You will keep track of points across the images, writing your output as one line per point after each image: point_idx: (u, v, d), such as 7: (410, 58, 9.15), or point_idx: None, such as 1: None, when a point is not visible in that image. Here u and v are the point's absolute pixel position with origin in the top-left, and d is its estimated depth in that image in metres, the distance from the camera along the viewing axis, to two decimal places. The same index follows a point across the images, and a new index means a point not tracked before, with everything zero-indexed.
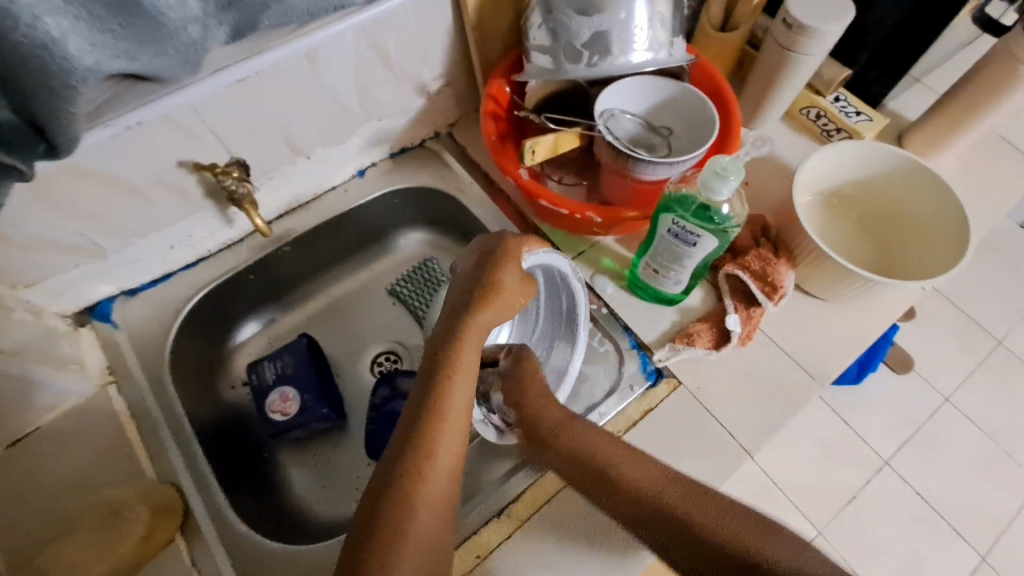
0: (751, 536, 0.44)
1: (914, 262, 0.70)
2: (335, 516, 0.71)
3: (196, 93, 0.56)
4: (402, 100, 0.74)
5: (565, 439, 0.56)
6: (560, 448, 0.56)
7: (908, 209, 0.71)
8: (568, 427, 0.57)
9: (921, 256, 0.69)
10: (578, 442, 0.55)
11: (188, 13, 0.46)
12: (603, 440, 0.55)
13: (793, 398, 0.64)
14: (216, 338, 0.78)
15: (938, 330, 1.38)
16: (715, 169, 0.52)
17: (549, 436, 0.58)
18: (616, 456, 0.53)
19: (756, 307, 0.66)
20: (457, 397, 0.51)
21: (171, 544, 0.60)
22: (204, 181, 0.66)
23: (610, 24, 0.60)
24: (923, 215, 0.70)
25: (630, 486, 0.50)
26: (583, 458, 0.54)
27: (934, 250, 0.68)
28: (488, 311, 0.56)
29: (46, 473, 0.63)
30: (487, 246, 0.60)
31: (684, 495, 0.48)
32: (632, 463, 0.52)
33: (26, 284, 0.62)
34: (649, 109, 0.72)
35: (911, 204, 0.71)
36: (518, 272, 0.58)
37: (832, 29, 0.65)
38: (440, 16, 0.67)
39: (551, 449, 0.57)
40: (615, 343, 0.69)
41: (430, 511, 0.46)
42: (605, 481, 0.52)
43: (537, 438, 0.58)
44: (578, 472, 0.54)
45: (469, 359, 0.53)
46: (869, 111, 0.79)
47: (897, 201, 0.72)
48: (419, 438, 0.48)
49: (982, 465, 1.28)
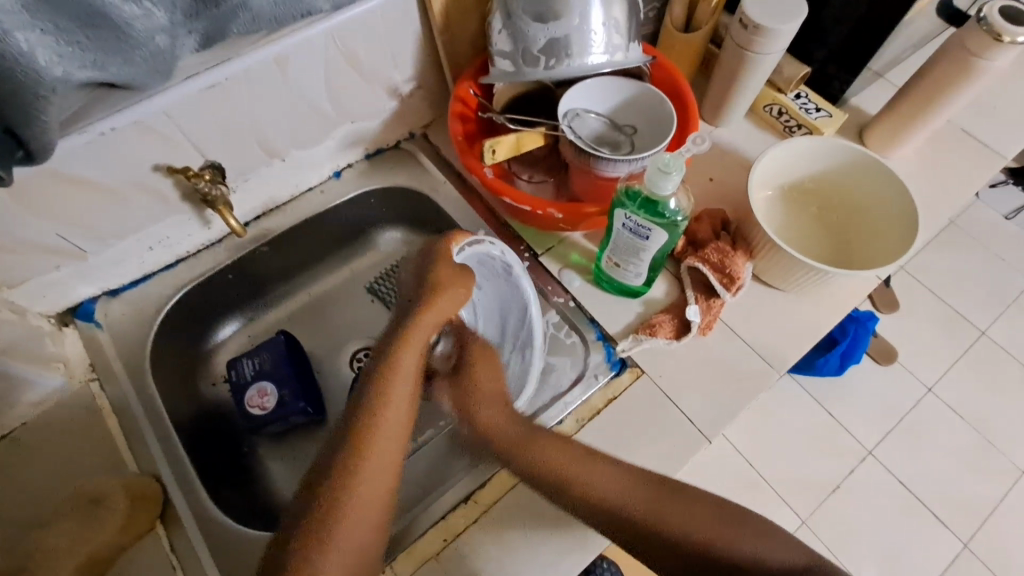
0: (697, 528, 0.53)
1: (871, 243, 0.73)
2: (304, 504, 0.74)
3: (170, 98, 0.59)
4: (373, 103, 0.77)
5: (551, 459, 0.59)
6: (502, 443, 0.63)
7: (858, 194, 0.74)
8: (605, 486, 0.56)
9: (876, 236, 0.72)
10: (638, 501, 0.55)
11: (154, 24, 0.49)
12: (611, 483, 0.56)
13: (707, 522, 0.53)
14: (199, 337, 0.81)
15: (919, 320, 1.41)
16: (659, 166, 0.54)
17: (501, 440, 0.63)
18: (544, 448, 0.60)
19: (716, 298, 0.69)
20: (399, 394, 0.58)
21: (150, 533, 0.62)
22: (179, 184, 0.68)
23: (565, 30, 0.62)
24: (873, 198, 0.73)
25: (660, 546, 0.54)
26: (554, 475, 0.58)
27: (887, 230, 0.71)
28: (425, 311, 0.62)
29: (28, 468, 0.65)
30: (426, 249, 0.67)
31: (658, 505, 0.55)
32: (661, 500, 0.55)
33: (10, 285, 0.64)
34: (612, 108, 0.74)
35: (861, 190, 0.74)
36: (455, 263, 0.66)
37: (785, 28, 0.67)
38: (407, 21, 0.69)
39: (529, 458, 0.60)
40: (581, 335, 0.71)
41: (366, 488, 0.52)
42: (528, 450, 0.60)
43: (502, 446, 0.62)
44: (623, 522, 0.55)
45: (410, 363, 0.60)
46: (829, 107, 0.81)
47: (848, 189, 0.75)
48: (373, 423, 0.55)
49: (965, 453, 1.30)
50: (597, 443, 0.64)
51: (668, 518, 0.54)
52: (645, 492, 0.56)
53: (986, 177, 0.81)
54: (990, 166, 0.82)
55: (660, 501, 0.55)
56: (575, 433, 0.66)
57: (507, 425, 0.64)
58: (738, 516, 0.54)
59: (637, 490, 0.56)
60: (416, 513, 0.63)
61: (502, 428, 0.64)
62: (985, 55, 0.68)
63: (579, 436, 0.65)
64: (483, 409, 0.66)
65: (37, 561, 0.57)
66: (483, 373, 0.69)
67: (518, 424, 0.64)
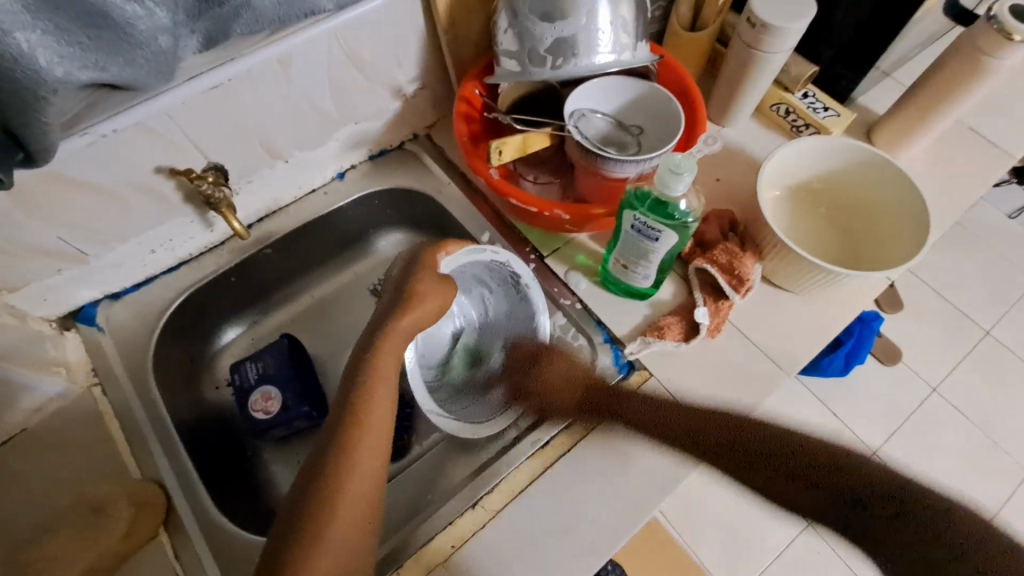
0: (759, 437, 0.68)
1: (880, 242, 0.72)
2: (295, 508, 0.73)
3: (172, 100, 0.58)
4: (377, 104, 0.76)
5: (628, 393, 0.66)
6: (594, 405, 0.66)
7: (866, 193, 0.73)
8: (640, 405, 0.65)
9: (885, 235, 0.72)
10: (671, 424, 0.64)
11: (156, 23, 0.48)
12: (671, 415, 0.64)
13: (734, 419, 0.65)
14: (202, 340, 0.80)
15: (924, 320, 1.40)
16: (670, 166, 0.53)
17: (587, 401, 0.66)
18: (623, 397, 0.65)
19: (724, 300, 0.68)
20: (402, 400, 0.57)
21: (154, 539, 0.61)
22: (182, 186, 0.67)
23: (572, 30, 0.61)
24: (881, 197, 0.72)
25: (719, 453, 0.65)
26: (655, 416, 0.64)
27: (895, 228, 0.70)
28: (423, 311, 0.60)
29: (29, 474, 0.64)
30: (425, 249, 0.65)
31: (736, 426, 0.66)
32: (729, 423, 0.65)
33: (11, 289, 0.64)
34: (618, 108, 0.74)
35: (868, 188, 0.73)
36: (439, 274, 0.63)
37: (794, 27, 0.66)
38: (411, 20, 0.68)
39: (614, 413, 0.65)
40: (588, 338, 0.70)
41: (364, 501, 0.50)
42: (626, 418, 0.64)
43: (596, 404, 0.66)
44: (692, 442, 0.63)
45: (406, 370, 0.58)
46: (837, 107, 0.80)
47: (855, 189, 0.74)
48: None
49: (970, 453, 1.29)
50: (605, 447, 0.64)
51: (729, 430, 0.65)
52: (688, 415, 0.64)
53: (994, 177, 0.81)
54: (998, 166, 0.81)
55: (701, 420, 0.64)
56: (582, 437, 0.65)
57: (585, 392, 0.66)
58: (764, 438, 0.68)
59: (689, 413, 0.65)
60: (422, 518, 0.62)
61: (576, 403, 0.66)
62: (995, 54, 0.67)
63: (587, 440, 0.64)
64: (551, 376, 0.68)
65: (39, 568, 0.56)
66: (556, 366, 0.69)
67: (606, 386, 0.67)
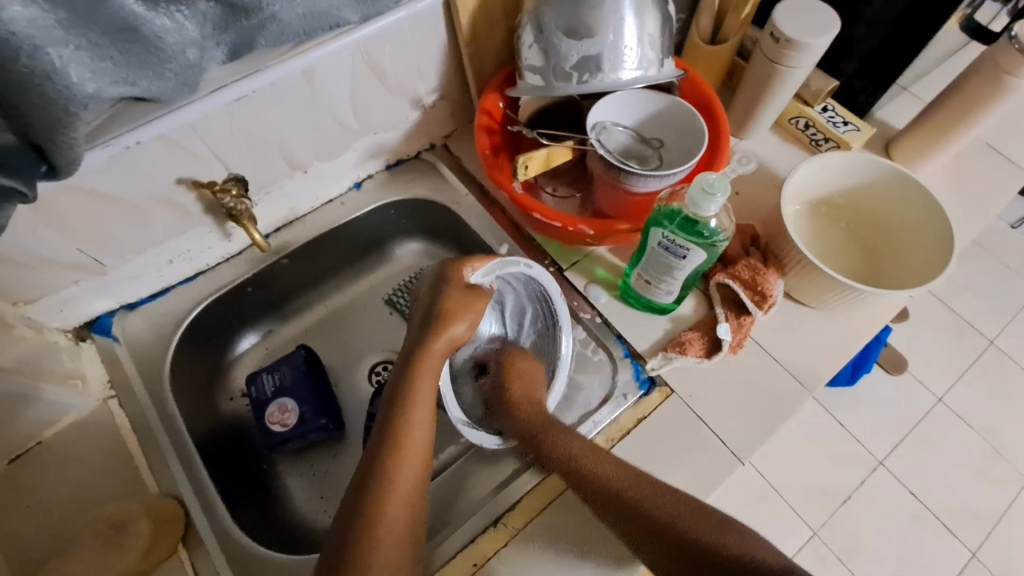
0: (673, 500, 0.54)
1: (905, 237, 0.72)
2: (308, 525, 0.72)
3: (196, 111, 0.57)
4: (397, 115, 0.76)
5: (553, 435, 0.61)
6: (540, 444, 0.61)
7: (870, 199, 0.74)
8: (613, 479, 0.56)
9: (906, 230, 0.72)
10: (629, 483, 0.55)
11: (185, 37, 0.47)
12: (607, 466, 0.57)
13: (663, 503, 0.54)
14: (217, 351, 0.79)
15: (930, 330, 1.40)
16: (703, 186, 0.53)
17: (539, 435, 0.62)
18: (560, 437, 0.61)
19: (747, 315, 0.68)
20: (421, 419, 0.56)
21: (172, 556, 0.61)
22: (203, 198, 0.67)
23: (599, 48, 0.61)
24: (884, 198, 0.73)
25: (643, 524, 0.53)
26: (567, 457, 0.59)
27: (913, 223, 0.71)
28: (446, 336, 0.61)
29: (43, 490, 0.63)
30: (448, 265, 0.65)
31: (680, 509, 0.53)
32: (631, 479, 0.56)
33: (27, 301, 0.63)
34: (640, 121, 0.73)
35: (872, 194, 0.74)
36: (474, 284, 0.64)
37: (818, 43, 0.66)
38: (434, 31, 0.68)
39: (545, 447, 0.61)
40: (608, 352, 0.70)
41: (393, 526, 0.50)
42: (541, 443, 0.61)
43: (534, 434, 0.62)
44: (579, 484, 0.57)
45: (425, 393, 0.58)
46: (857, 121, 0.80)
47: (860, 197, 0.75)
48: (403, 446, 0.54)
49: (977, 463, 1.28)
50: None
51: (671, 527, 0.52)
52: (697, 513, 0.53)
53: (1012, 193, 0.81)
54: (1015, 182, 0.81)
55: (699, 511, 0.53)
56: None
57: (531, 411, 0.64)
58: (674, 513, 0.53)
59: (635, 480, 0.56)
60: (443, 536, 0.62)
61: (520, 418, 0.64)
62: (1017, 73, 0.67)
63: None
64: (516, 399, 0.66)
65: None
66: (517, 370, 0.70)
67: (552, 424, 0.62)
